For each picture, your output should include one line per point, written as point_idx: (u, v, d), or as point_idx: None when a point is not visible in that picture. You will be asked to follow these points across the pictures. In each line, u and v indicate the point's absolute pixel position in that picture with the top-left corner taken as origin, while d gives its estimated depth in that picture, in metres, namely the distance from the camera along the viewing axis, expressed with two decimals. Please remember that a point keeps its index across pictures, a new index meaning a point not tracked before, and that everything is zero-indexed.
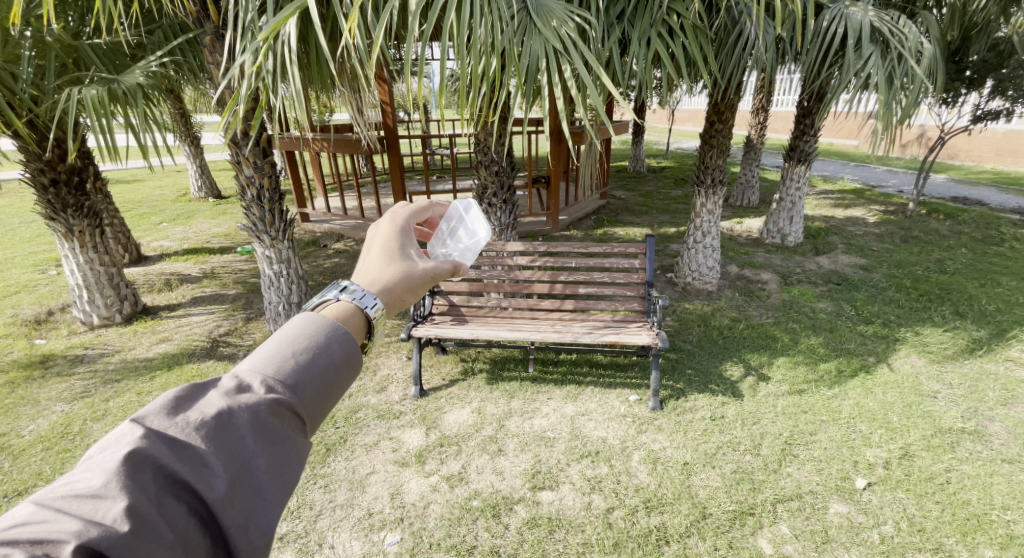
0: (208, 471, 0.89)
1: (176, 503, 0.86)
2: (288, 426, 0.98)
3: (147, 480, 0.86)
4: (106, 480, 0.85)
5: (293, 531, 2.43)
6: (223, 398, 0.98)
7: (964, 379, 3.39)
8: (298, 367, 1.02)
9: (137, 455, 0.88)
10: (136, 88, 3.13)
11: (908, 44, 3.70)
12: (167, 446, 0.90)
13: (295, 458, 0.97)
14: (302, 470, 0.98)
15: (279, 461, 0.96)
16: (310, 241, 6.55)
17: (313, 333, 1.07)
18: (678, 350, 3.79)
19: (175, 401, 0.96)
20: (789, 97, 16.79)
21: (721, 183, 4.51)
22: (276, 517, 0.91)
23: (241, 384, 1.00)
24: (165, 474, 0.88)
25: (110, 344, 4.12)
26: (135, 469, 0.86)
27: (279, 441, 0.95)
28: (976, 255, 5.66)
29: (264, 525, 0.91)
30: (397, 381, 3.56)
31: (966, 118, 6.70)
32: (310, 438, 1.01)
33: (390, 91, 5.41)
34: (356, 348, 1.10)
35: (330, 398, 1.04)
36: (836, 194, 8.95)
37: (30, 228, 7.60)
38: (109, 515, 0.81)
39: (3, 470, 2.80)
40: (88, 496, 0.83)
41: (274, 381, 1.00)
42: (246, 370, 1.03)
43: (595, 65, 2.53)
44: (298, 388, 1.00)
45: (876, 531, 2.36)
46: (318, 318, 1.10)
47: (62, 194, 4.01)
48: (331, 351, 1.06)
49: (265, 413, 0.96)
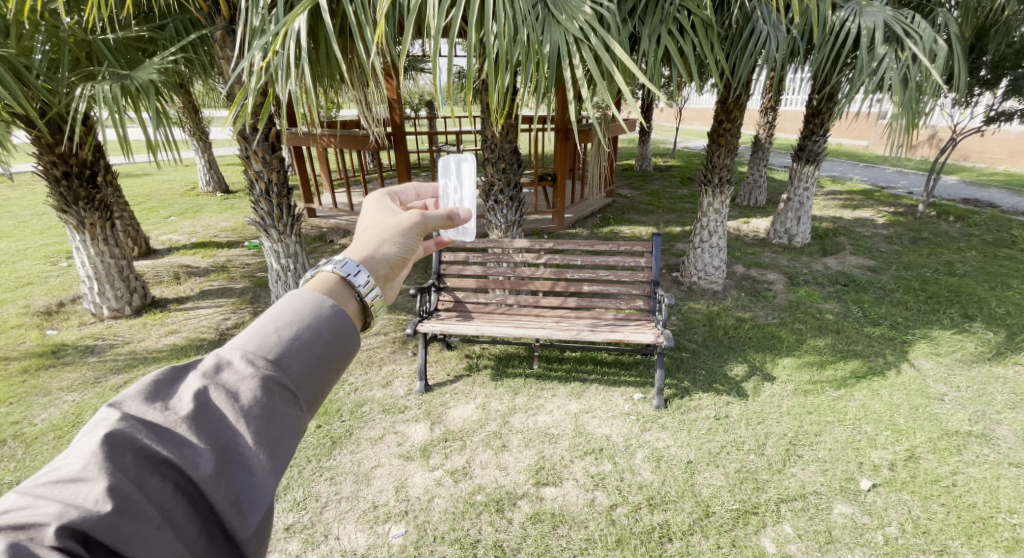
0: (191, 451, 0.90)
1: (160, 482, 0.87)
2: (276, 400, 0.99)
3: (127, 461, 0.87)
4: (86, 463, 0.85)
5: (299, 522, 2.45)
6: (204, 379, 0.99)
7: (972, 383, 3.36)
8: (282, 342, 1.03)
9: (116, 437, 0.88)
10: (147, 84, 3.16)
11: (924, 42, 3.68)
12: (148, 429, 0.91)
13: (287, 431, 0.98)
14: (293, 444, 0.98)
15: (267, 436, 0.96)
16: (317, 237, 6.59)
17: (295, 308, 1.08)
18: (683, 349, 3.79)
19: (154, 385, 0.97)
20: (799, 97, 16.67)
21: (729, 182, 4.49)
22: (266, 490, 0.92)
23: (224, 363, 1.01)
24: (147, 455, 0.88)
25: (120, 335, 4.17)
26: (114, 452, 0.87)
27: (267, 416, 0.96)
28: (986, 257, 5.61)
29: (254, 498, 0.92)
30: (402, 376, 3.58)
31: (979, 119, 6.64)
32: (298, 412, 1.02)
33: (398, 87, 5.40)
34: (345, 320, 1.10)
35: (320, 371, 1.05)
36: (845, 195, 8.89)
37: (41, 221, 7.68)
38: (90, 497, 0.82)
39: (16, 457, 2.84)
40: (68, 480, 0.84)
41: (255, 357, 1.01)
42: (228, 350, 1.04)
43: (614, 45, 2.48)
44: (282, 362, 1.01)
45: (881, 532, 2.36)
46: (301, 296, 1.11)
47: (74, 186, 4.06)
48: (316, 324, 1.06)
49: (249, 389, 0.97)
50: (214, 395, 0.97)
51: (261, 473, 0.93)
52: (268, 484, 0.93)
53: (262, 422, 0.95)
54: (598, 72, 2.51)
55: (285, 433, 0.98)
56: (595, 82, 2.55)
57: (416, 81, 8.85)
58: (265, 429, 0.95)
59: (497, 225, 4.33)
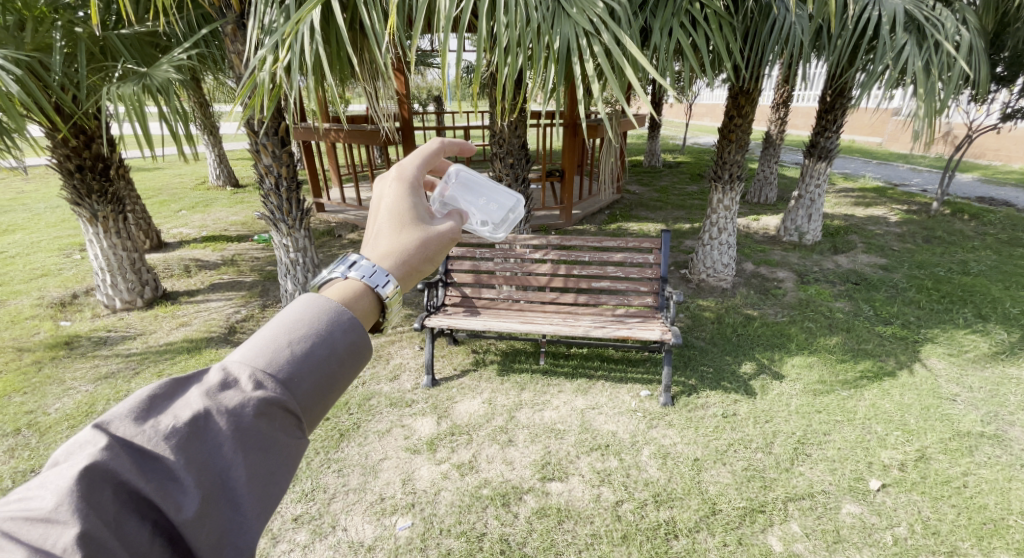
0: (176, 487, 0.83)
1: (138, 523, 0.80)
2: (278, 428, 0.91)
3: (106, 499, 0.80)
4: (58, 502, 0.77)
5: (307, 513, 2.47)
6: (203, 397, 0.90)
7: (985, 383, 3.32)
8: (293, 359, 0.94)
9: (96, 468, 0.80)
10: (167, 83, 3.19)
11: (945, 33, 3.60)
12: (132, 460, 0.83)
13: (282, 464, 0.90)
14: (289, 478, 0.90)
15: (261, 471, 0.88)
16: (325, 232, 6.62)
17: (311, 320, 0.99)
18: (691, 346, 3.77)
19: (149, 401, 0.89)
20: (812, 93, 16.45)
21: (739, 178, 4.45)
22: (253, 535, 0.84)
23: (227, 381, 0.92)
24: (128, 491, 0.81)
25: (132, 327, 4.22)
26: (91, 487, 0.79)
27: (264, 449, 0.88)
28: (1001, 256, 5.53)
29: (239, 543, 0.84)
30: (409, 370, 3.60)
31: (996, 116, 6.52)
32: (297, 439, 0.93)
33: (406, 82, 5.39)
34: (361, 332, 1.02)
35: (328, 392, 0.97)
36: (857, 192, 8.79)
37: (55, 213, 7.76)
38: (60, 543, 0.74)
39: (31, 446, 2.89)
40: (39, 520, 0.76)
41: (263, 377, 0.92)
42: (232, 363, 0.95)
43: (626, 38, 2.43)
44: (290, 384, 0.93)
45: (889, 533, 2.33)
46: (319, 303, 1.02)
47: (88, 179, 4.10)
48: (330, 341, 0.97)
49: (249, 415, 0.89)
50: (209, 419, 0.88)
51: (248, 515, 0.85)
52: (256, 525, 0.85)
53: (258, 456, 0.88)
54: (609, 66, 2.46)
55: (281, 467, 0.89)
56: (605, 77, 2.51)
57: (425, 75, 8.85)
58: (259, 462, 0.87)
59: None
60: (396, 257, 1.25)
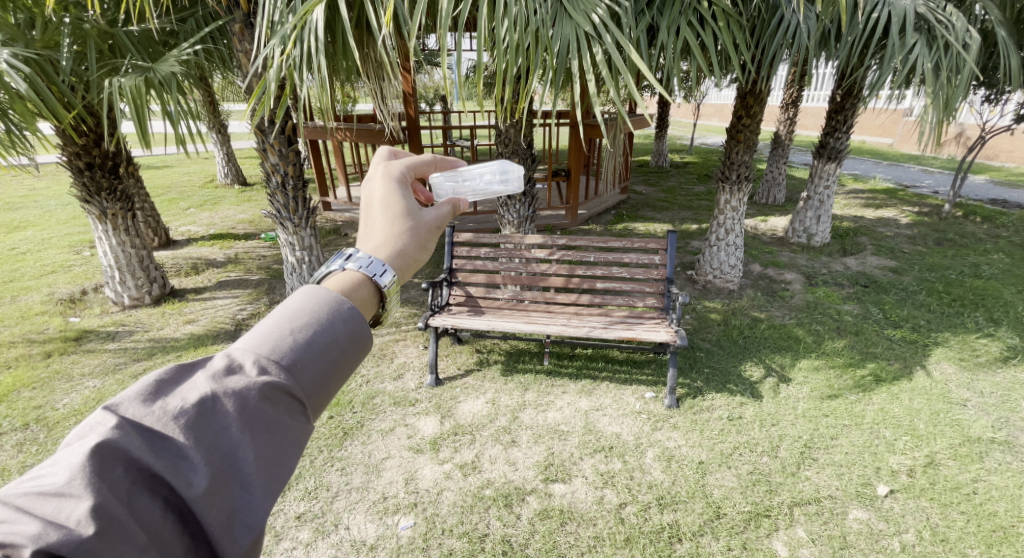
0: (186, 465, 0.81)
1: (149, 500, 0.79)
2: (284, 410, 0.91)
3: (117, 475, 0.79)
4: (71, 477, 0.76)
5: (310, 511, 2.47)
6: (210, 381, 0.90)
7: (997, 389, 3.27)
8: (296, 346, 0.94)
9: (106, 446, 0.79)
10: (169, 76, 3.17)
11: (955, 33, 3.52)
12: (143, 439, 0.82)
13: (290, 447, 0.89)
14: (296, 463, 0.89)
15: (270, 452, 0.87)
16: (332, 230, 6.64)
17: (313, 308, 0.99)
18: (697, 348, 3.74)
19: (156, 385, 0.89)
20: (822, 93, 16.31)
21: (748, 178, 4.41)
22: (264, 514, 0.84)
23: (233, 364, 0.92)
24: (138, 469, 0.80)
25: (140, 323, 4.25)
26: (103, 464, 0.78)
27: (271, 430, 0.88)
28: (1013, 260, 5.45)
29: (250, 522, 0.83)
30: (413, 368, 3.60)
31: (1011, 117, 6.39)
32: (305, 422, 0.93)
33: (412, 83, 5.29)
34: (362, 322, 1.02)
35: (332, 378, 0.97)
36: (867, 193, 8.70)
37: (65, 211, 7.81)
38: (74, 517, 0.74)
39: (38, 441, 2.91)
40: (52, 495, 0.75)
41: (267, 362, 0.92)
42: (239, 349, 0.95)
43: (629, 45, 2.40)
44: (295, 369, 0.93)
45: (897, 539, 2.30)
46: (320, 293, 1.02)
47: (97, 177, 4.12)
48: (333, 328, 0.98)
49: (255, 398, 0.88)
50: (217, 401, 0.88)
51: (257, 497, 0.84)
52: (266, 506, 0.84)
53: (267, 437, 0.87)
54: (611, 71, 2.43)
55: (289, 451, 0.89)
56: (607, 81, 2.48)
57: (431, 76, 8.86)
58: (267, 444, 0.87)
59: (510, 220, 4.32)
60: (391, 247, 1.26)
